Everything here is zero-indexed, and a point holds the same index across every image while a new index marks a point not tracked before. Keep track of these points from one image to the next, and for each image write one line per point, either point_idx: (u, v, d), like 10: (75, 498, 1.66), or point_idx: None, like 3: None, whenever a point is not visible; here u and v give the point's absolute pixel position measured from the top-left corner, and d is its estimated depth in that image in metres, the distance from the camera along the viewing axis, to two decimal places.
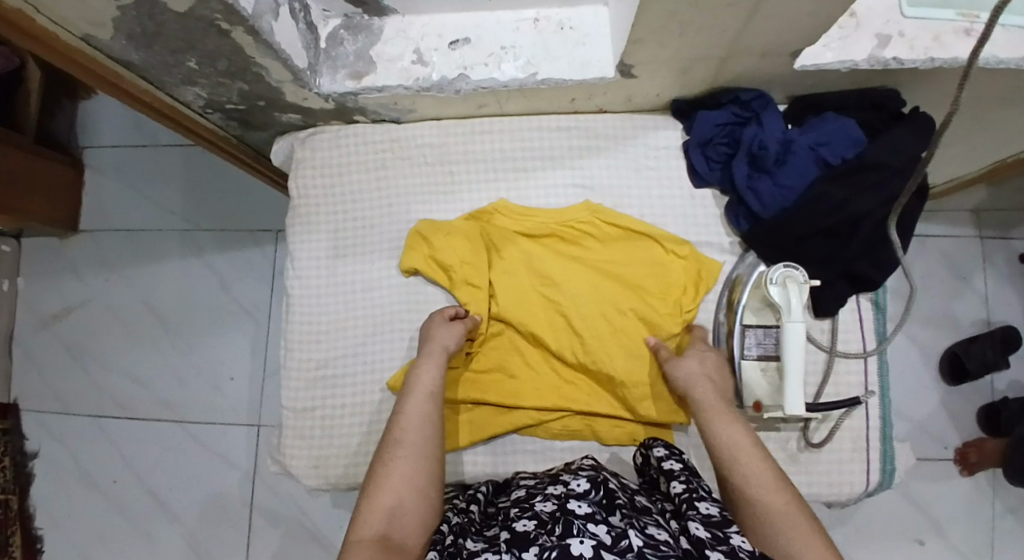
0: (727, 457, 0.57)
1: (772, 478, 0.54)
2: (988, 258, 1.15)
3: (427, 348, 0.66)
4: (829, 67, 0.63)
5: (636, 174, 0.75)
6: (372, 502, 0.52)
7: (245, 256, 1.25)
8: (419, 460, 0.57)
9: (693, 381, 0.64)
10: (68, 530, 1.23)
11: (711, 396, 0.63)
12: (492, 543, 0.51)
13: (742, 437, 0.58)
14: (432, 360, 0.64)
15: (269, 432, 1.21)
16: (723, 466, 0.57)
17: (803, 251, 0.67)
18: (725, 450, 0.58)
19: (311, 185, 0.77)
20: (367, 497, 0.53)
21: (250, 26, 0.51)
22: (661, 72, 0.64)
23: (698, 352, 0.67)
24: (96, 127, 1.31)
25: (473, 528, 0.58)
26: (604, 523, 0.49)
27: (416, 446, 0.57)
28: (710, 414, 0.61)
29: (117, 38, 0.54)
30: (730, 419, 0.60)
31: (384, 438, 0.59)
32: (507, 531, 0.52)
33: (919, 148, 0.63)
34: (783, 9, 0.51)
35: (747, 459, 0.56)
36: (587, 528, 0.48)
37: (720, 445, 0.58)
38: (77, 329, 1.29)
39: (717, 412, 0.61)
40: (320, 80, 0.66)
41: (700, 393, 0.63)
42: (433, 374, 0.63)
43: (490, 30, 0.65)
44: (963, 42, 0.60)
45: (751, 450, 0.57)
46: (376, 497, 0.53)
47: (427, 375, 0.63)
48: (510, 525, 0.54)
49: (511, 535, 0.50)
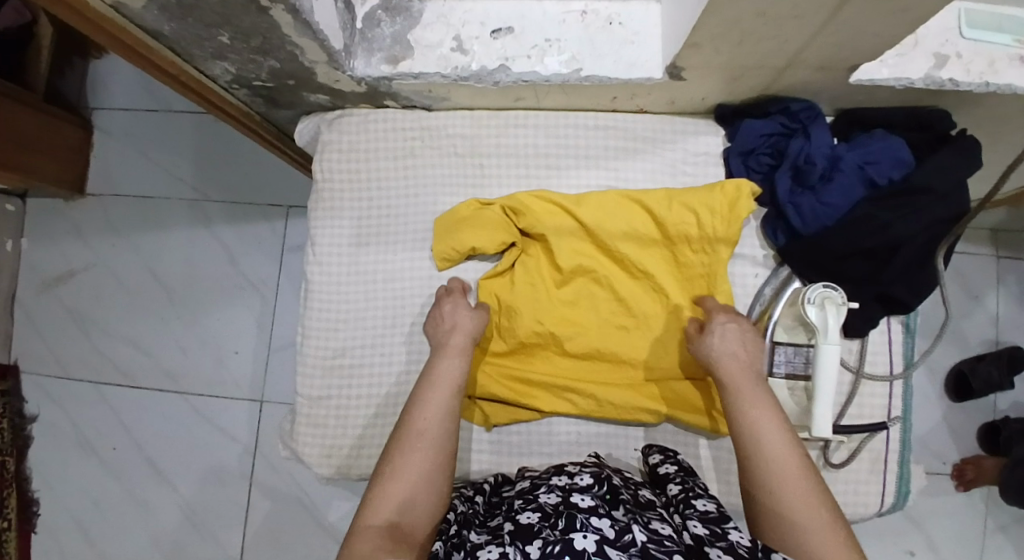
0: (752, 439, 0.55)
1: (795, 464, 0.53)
2: (1003, 278, 1.14)
3: (447, 346, 0.65)
4: (883, 83, 0.61)
5: (672, 179, 0.73)
6: (386, 489, 0.53)
7: (254, 229, 1.22)
8: (436, 452, 0.57)
9: (720, 355, 0.62)
10: (65, 494, 1.23)
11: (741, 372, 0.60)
12: (496, 534, 0.52)
13: (773, 423, 0.56)
14: (451, 358, 0.64)
15: (269, 409, 1.20)
16: (748, 448, 0.55)
17: (841, 270, 0.65)
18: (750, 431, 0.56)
19: (335, 169, 0.75)
20: (381, 481, 0.54)
21: (291, 5, 0.48)
22: (709, 77, 0.62)
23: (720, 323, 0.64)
24: (106, 88, 1.27)
25: (478, 519, 0.58)
26: (608, 517, 0.49)
27: (433, 440, 0.57)
28: (737, 386, 0.59)
29: (150, 8, 0.51)
30: (757, 398, 0.58)
31: (399, 426, 0.60)
32: (511, 523, 0.52)
33: (967, 174, 0.62)
34: (852, 24, 0.48)
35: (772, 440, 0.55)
36: (590, 522, 0.48)
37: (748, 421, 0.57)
38: (80, 294, 1.27)
39: (747, 390, 0.59)
40: (355, 63, 0.63)
41: (725, 365, 0.61)
42: (455, 370, 0.63)
43: (534, 21, 0.62)
44: (1018, 70, 0.57)
45: (778, 434, 0.55)
46: (389, 484, 0.53)
47: (447, 373, 0.63)
48: (513, 516, 0.53)
49: (515, 527, 0.51)
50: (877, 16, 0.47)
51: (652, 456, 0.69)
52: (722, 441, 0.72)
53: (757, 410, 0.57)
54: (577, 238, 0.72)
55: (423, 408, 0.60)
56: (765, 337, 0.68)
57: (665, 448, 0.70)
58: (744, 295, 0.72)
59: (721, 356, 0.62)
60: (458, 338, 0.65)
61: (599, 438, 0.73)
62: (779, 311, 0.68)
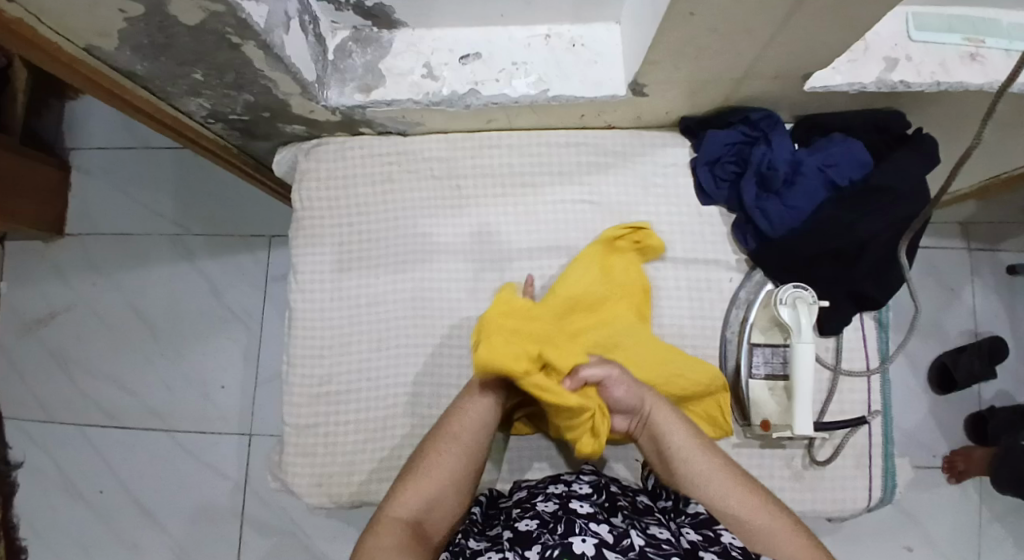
0: (681, 458, 0.58)
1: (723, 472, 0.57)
2: (976, 270, 1.17)
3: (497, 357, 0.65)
4: (838, 89, 0.64)
5: (644, 191, 0.75)
6: (416, 486, 0.55)
7: (239, 260, 1.22)
8: (469, 459, 0.58)
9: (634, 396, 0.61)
10: (51, 542, 1.20)
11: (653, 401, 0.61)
12: (495, 541, 0.52)
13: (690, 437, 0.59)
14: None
15: (259, 442, 1.19)
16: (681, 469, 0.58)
17: (811, 271, 0.68)
18: (677, 453, 0.58)
19: (314, 198, 0.76)
20: (410, 478, 0.56)
21: (262, 40, 0.50)
22: (672, 91, 0.65)
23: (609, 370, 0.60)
24: (83, 128, 1.27)
25: (478, 527, 0.58)
26: (606, 523, 0.50)
27: (470, 447, 0.58)
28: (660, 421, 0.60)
29: (123, 49, 0.52)
30: (674, 415, 0.60)
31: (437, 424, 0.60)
32: (510, 530, 0.52)
33: (923, 172, 0.65)
34: (799, 36, 0.51)
35: (708, 464, 0.57)
36: (589, 527, 0.49)
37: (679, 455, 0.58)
38: (62, 335, 1.26)
39: (663, 412, 0.60)
40: (329, 93, 0.65)
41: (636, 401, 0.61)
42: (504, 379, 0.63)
43: (501, 46, 0.64)
44: (968, 67, 0.61)
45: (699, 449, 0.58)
46: (419, 480, 0.55)
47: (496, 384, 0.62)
48: (512, 524, 0.54)
49: (514, 534, 0.51)
50: (820, 27, 0.49)
51: (641, 472, 0.69)
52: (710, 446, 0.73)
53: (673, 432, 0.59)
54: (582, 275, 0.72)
55: (466, 414, 0.60)
56: (742, 340, 0.71)
57: None
58: (721, 299, 0.74)
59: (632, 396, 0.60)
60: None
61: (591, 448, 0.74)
62: (755, 314, 0.70)
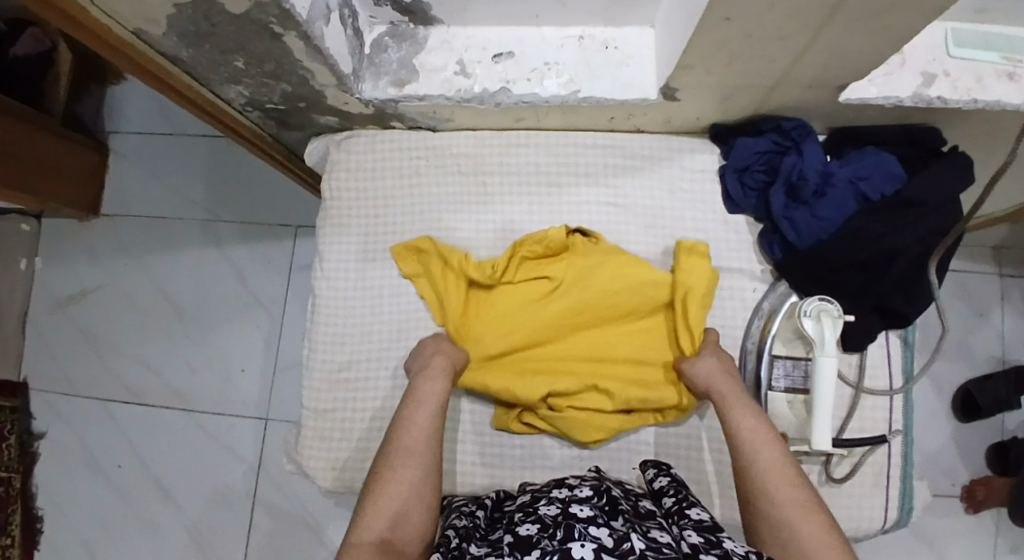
0: (748, 448, 0.59)
1: (788, 472, 0.57)
2: (1008, 295, 1.14)
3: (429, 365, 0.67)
4: (872, 102, 0.63)
5: (670, 196, 0.75)
6: (380, 503, 0.55)
7: (264, 248, 1.25)
8: (423, 467, 0.59)
9: (715, 374, 0.65)
10: (70, 512, 1.23)
11: (732, 389, 0.64)
12: (495, 546, 0.52)
13: (764, 434, 0.60)
14: (435, 374, 0.66)
15: (273, 427, 1.21)
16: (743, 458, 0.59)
17: (838, 283, 0.67)
18: (745, 444, 0.60)
19: (343, 188, 0.77)
20: (372, 496, 0.56)
21: (303, 32, 0.51)
22: (704, 97, 0.65)
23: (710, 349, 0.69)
24: (123, 113, 1.31)
25: (479, 532, 0.59)
26: (606, 527, 0.50)
27: (421, 456, 0.59)
28: (729, 408, 0.63)
29: (168, 35, 0.54)
30: (750, 410, 0.62)
31: (385, 442, 0.61)
32: (511, 535, 0.52)
33: (957, 189, 0.63)
34: (834, 45, 0.51)
35: (765, 454, 0.58)
36: (588, 532, 0.48)
37: (740, 444, 0.60)
38: (91, 312, 1.29)
39: (739, 405, 0.62)
40: (363, 86, 0.66)
41: (719, 383, 0.64)
42: (442, 386, 0.64)
43: (534, 46, 0.65)
44: (1005, 86, 0.59)
45: (769, 446, 0.59)
46: (378, 501, 0.55)
47: (433, 391, 0.64)
48: (513, 528, 0.54)
49: (513, 539, 0.51)
50: (858, 36, 0.49)
51: (646, 472, 0.68)
52: (723, 455, 0.72)
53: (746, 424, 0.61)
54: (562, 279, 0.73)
55: (410, 425, 0.62)
56: (764, 352, 0.70)
57: (659, 462, 0.70)
58: (742, 308, 0.73)
59: (714, 375, 0.65)
60: (443, 359, 0.67)
61: (602, 451, 0.73)
62: (777, 325, 0.69)
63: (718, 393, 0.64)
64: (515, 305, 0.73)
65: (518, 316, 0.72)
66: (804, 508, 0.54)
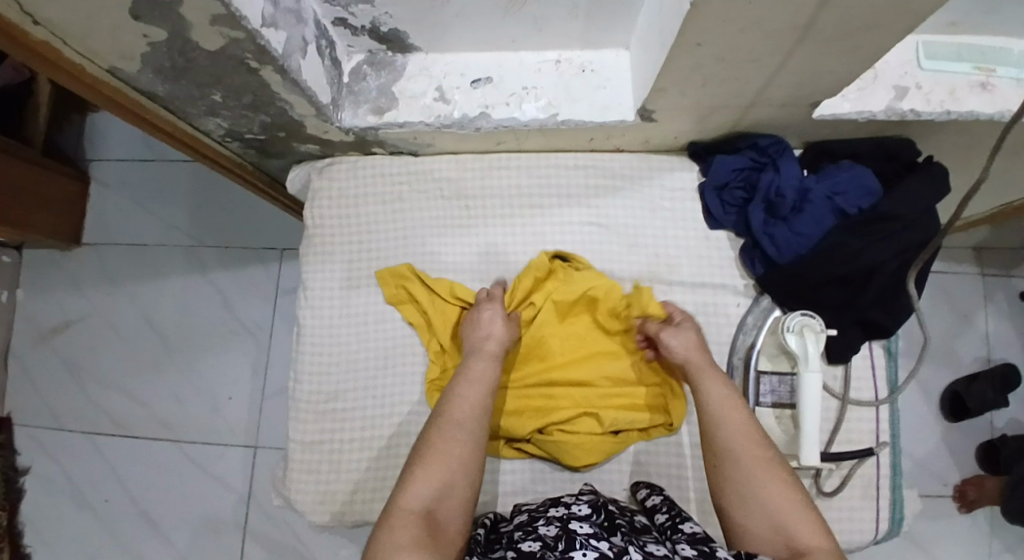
0: (717, 412, 0.59)
1: (754, 433, 0.57)
2: (989, 296, 1.15)
3: (480, 347, 0.65)
4: (846, 117, 0.64)
5: (651, 215, 0.76)
6: (426, 473, 0.54)
7: (250, 273, 1.24)
8: (472, 444, 0.58)
9: (687, 347, 0.65)
10: (56, 550, 1.20)
11: (702, 361, 0.64)
12: None
13: (733, 398, 0.60)
14: (486, 356, 0.65)
15: (263, 454, 1.19)
16: (714, 423, 0.59)
17: (818, 297, 0.67)
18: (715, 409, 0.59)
19: (326, 215, 0.77)
20: (420, 467, 0.55)
21: (280, 65, 0.52)
22: (680, 118, 0.66)
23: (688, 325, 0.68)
24: (104, 141, 1.30)
25: (479, 549, 0.58)
26: (607, 540, 0.50)
27: (469, 435, 0.58)
28: (700, 373, 0.63)
29: (144, 71, 0.54)
30: (719, 377, 0.62)
31: (434, 416, 0.60)
32: (513, 550, 0.51)
33: (931, 201, 0.64)
34: (804, 65, 0.51)
35: (734, 418, 0.58)
36: (589, 542, 0.48)
37: (710, 404, 0.60)
38: (74, 343, 1.27)
39: (710, 373, 0.62)
40: (342, 114, 0.66)
41: (691, 355, 0.64)
42: (490, 370, 0.64)
43: (512, 71, 0.66)
44: (979, 97, 0.61)
45: (737, 409, 0.59)
46: (426, 471, 0.54)
47: (484, 371, 0.63)
48: (515, 546, 0.52)
49: (518, 554, 0.50)
50: (827, 57, 0.50)
51: (639, 492, 0.68)
52: None
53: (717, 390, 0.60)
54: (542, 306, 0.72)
55: (461, 402, 0.60)
56: (750, 368, 0.70)
57: (653, 483, 0.70)
58: (727, 324, 0.74)
59: (688, 348, 0.65)
60: (494, 343, 0.66)
61: (593, 473, 0.73)
62: (762, 341, 0.70)
63: (690, 364, 0.64)
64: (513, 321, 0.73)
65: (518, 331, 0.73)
66: (770, 468, 0.55)
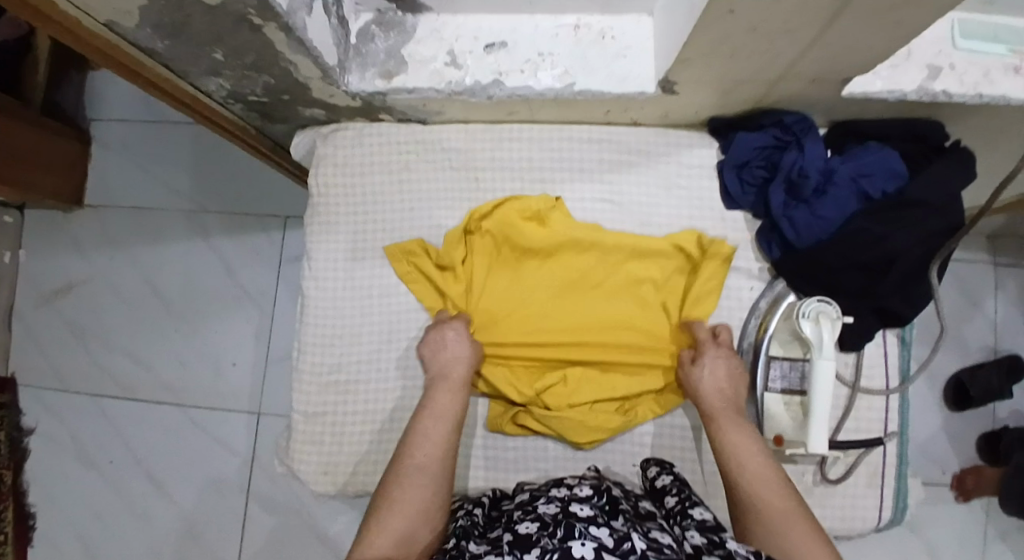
0: (734, 463, 0.59)
1: (774, 483, 0.56)
2: (1002, 285, 1.13)
3: (445, 376, 0.65)
4: (877, 96, 0.61)
5: (666, 193, 0.73)
6: (389, 519, 0.54)
7: (253, 239, 1.22)
8: (433, 487, 0.57)
9: (709, 392, 0.65)
10: (62, 507, 1.22)
11: (722, 407, 0.64)
12: (494, 544, 0.51)
13: (753, 449, 0.60)
14: (450, 389, 0.64)
15: (266, 421, 1.20)
16: (732, 473, 0.59)
17: (837, 283, 0.65)
18: (733, 461, 0.59)
19: (331, 182, 0.75)
20: (381, 514, 0.54)
21: (284, 23, 0.49)
22: (703, 91, 0.63)
23: (710, 356, 0.67)
24: (104, 100, 1.27)
25: (477, 530, 0.58)
26: (606, 527, 0.48)
27: (429, 475, 0.58)
28: (718, 421, 0.63)
29: (142, 26, 0.51)
30: (739, 428, 0.62)
31: (395, 458, 0.60)
32: (510, 533, 0.51)
33: (959, 187, 0.62)
34: (840, 39, 0.48)
35: (753, 469, 0.58)
36: (589, 531, 0.46)
37: (727, 455, 0.60)
38: (77, 306, 1.27)
39: (728, 422, 0.62)
40: (349, 78, 0.63)
41: (709, 399, 0.64)
42: (450, 404, 0.63)
43: (527, 35, 0.62)
44: (1013, 80, 0.57)
45: (756, 460, 0.59)
46: (387, 516, 0.54)
47: (448, 407, 0.63)
48: (513, 527, 0.52)
49: (514, 538, 0.50)
50: (868, 30, 0.47)
51: (648, 469, 0.68)
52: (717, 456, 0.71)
53: (736, 440, 0.61)
54: (546, 276, 0.73)
55: (422, 442, 0.60)
56: (761, 353, 0.69)
57: (662, 461, 0.69)
58: (739, 308, 0.73)
59: (711, 390, 0.65)
60: (458, 372, 0.66)
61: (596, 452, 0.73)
62: (775, 326, 0.68)
63: (708, 409, 0.64)
64: (517, 303, 0.72)
65: (527, 315, 0.72)
66: (787, 513, 0.53)
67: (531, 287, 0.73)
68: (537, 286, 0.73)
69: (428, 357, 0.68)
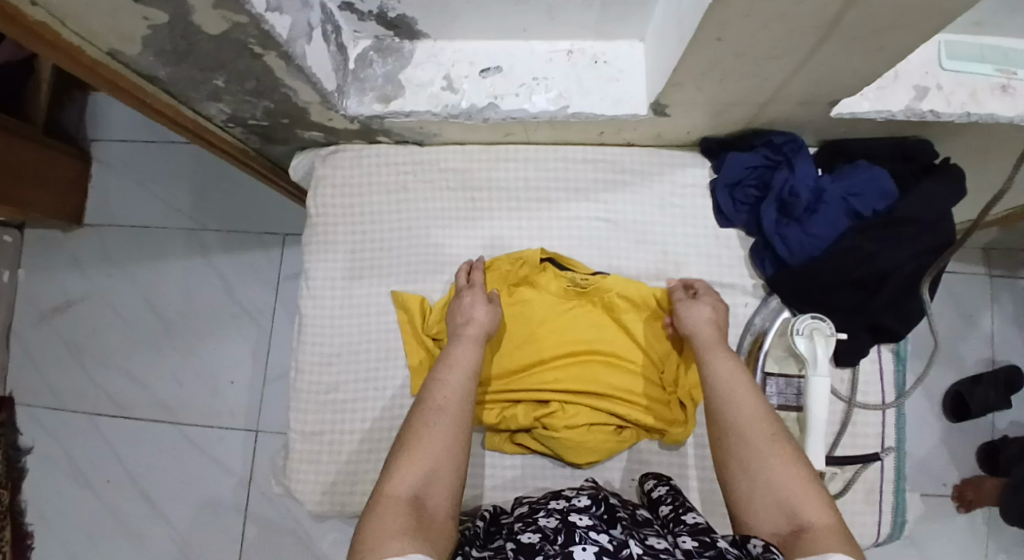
0: (721, 386, 0.58)
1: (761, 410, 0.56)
2: (996, 299, 1.14)
3: (463, 332, 0.64)
4: (865, 116, 0.63)
5: (661, 211, 0.74)
6: (411, 459, 0.51)
7: (251, 258, 1.23)
8: (457, 427, 0.55)
9: (698, 322, 0.64)
10: (58, 528, 1.21)
11: (713, 335, 0.63)
12: (497, 552, 0.50)
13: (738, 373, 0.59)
14: (474, 342, 0.63)
15: (262, 439, 1.19)
16: (716, 397, 0.58)
17: (830, 300, 0.66)
18: (721, 388, 0.58)
19: (329, 203, 0.76)
20: (402, 454, 0.52)
21: (284, 51, 0.50)
22: (695, 112, 0.64)
23: (709, 300, 0.68)
24: (105, 121, 1.29)
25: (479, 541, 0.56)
26: (606, 533, 0.47)
27: (451, 419, 0.55)
28: (709, 349, 0.62)
29: (145, 54, 0.52)
30: (727, 354, 0.61)
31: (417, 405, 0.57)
32: (512, 541, 0.50)
33: (947, 204, 0.63)
34: (825, 62, 0.50)
35: (738, 392, 0.57)
36: (589, 535, 0.46)
37: (714, 381, 0.59)
38: (75, 325, 1.27)
39: (716, 348, 0.61)
40: (348, 102, 0.65)
41: (701, 329, 0.64)
42: (471, 353, 0.61)
43: (522, 59, 0.64)
44: (999, 100, 0.59)
45: (741, 385, 0.58)
46: (411, 455, 0.51)
47: (466, 356, 0.61)
48: (515, 536, 0.51)
49: (516, 546, 0.49)
50: (853, 54, 0.48)
51: (647, 483, 0.68)
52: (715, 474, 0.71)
53: (724, 365, 0.60)
54: (540, 300, 0.72)
55: (444, 388, 0.58)
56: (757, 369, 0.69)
57: (659, 473, 0.70)
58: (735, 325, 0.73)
59: (700, 323, 0.65)
60: (475, 326, 0.64)
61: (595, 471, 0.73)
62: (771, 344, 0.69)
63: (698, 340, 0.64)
64: (512, 326, 0.72)
65: (516, 347, 0.71)
66: (771, 440, 0.53)
67: (529, 311, 0.72)
68: (534, 311, 0.72)
69: (453, 312, 0.67)
